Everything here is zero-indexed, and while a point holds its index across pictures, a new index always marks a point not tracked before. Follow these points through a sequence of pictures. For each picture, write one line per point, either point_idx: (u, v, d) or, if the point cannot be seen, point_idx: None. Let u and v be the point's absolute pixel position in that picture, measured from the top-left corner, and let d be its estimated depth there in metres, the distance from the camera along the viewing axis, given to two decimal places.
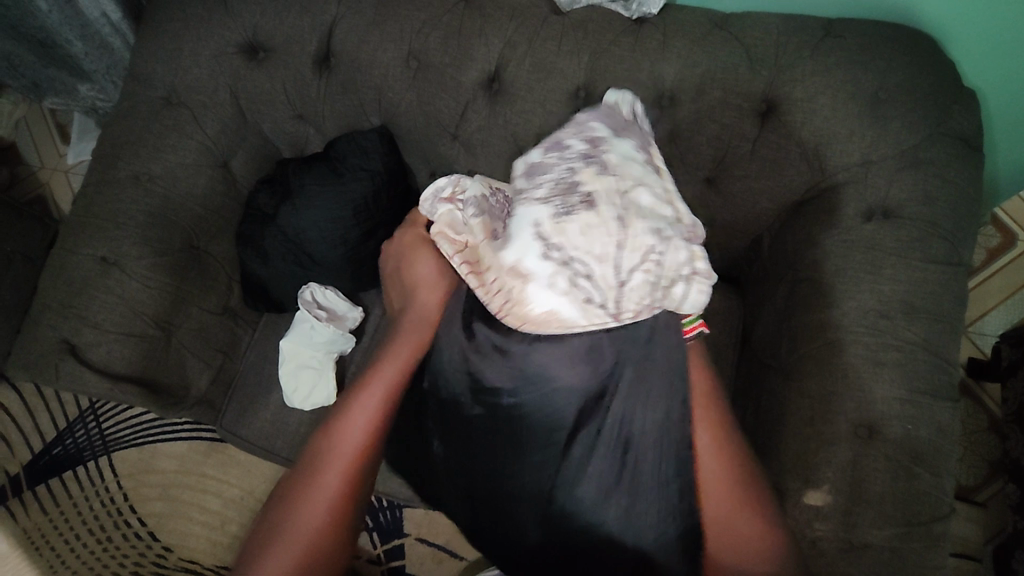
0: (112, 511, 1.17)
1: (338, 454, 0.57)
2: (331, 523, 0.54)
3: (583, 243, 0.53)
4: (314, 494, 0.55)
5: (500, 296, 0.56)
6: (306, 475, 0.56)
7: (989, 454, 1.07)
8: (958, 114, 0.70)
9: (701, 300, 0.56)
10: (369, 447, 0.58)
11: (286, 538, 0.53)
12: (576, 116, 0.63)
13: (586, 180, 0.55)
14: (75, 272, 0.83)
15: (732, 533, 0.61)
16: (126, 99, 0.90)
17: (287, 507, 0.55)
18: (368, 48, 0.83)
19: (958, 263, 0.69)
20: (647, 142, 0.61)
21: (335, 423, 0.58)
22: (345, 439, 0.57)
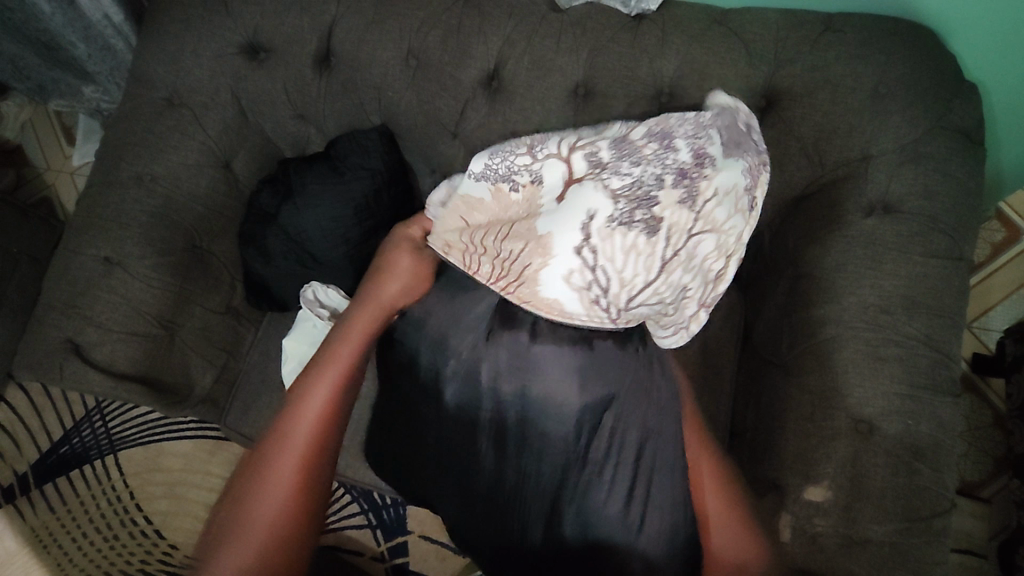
0: (118, 510, 1.18)
1: (286, 451, 0.60)
2: (276, 518, 0.57)
3: (619, 262, 0.56)
4: (262, 491, 0.58)
5: (515, 266, 0.59)
6: (266, 465, 0.59)
7: (994, 450, 1.06)
8: (958, 108, 0.70)
9: (676, 344, 0.63)
10: (315, 445, 0.61)
11: (234, 534, 0.56)
12: (700, 113, 0.61)
13: (664, 202, 0.56)
14: (79, 272, 0.84)
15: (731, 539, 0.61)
16: (128, 100, 0.91)
17: (251, 498, 0.57)
18: (367, 47, 0.83)
19: (959, 257, 0.69)
20: (757, 170, 0.60)
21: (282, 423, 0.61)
22: (292, 437, 0.60)
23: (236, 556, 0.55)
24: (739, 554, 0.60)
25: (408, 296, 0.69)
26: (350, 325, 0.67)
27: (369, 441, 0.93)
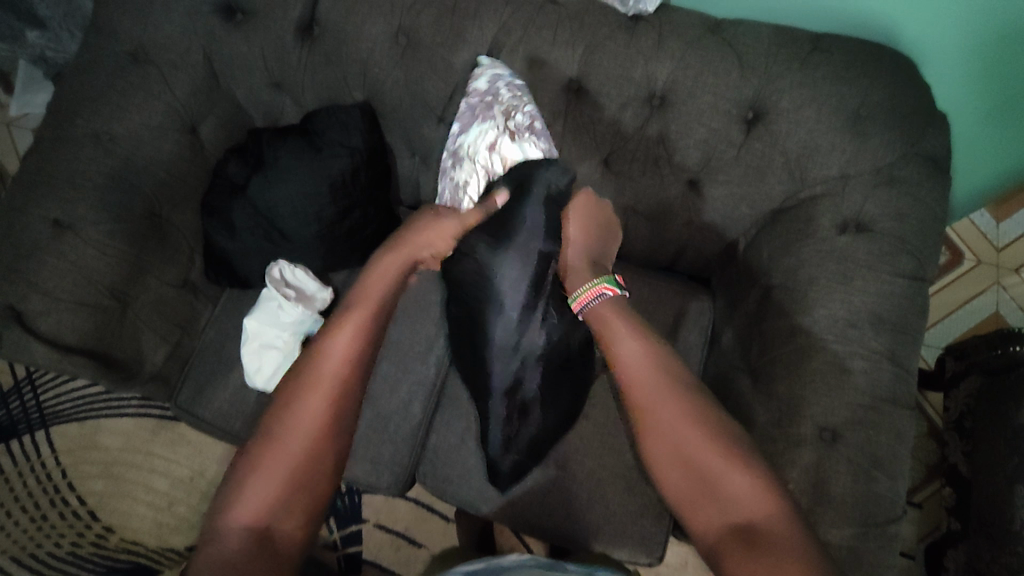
0: (48, 488, 1.12)
1: (324, 377, 0.65)
2: (318, 433, 0.62)
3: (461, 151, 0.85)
4: (306, 399, 0.64)
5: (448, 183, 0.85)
6: (252, 468, 0.59)
7: (928, 459, 1.14)
8: (931, 136, 0.73)
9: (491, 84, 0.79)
10: (347, 372, 0.67)
11: (290, 426, 0.62)
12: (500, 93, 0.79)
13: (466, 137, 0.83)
14: (23, 234, 0.77)
15: (696, 491, 0.61)
16: (87, 53, 0.84)
17: (209, 527, 0.57)
18: (355, 19, 0.80)
19: (924, 278, 0.72)
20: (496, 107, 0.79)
21: (316, 358, 0.67)
22: (328, 363, 0.67)
23: (299, 430, 0.62)
24: (727, 509, 0.58)
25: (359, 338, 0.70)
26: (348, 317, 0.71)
27: None
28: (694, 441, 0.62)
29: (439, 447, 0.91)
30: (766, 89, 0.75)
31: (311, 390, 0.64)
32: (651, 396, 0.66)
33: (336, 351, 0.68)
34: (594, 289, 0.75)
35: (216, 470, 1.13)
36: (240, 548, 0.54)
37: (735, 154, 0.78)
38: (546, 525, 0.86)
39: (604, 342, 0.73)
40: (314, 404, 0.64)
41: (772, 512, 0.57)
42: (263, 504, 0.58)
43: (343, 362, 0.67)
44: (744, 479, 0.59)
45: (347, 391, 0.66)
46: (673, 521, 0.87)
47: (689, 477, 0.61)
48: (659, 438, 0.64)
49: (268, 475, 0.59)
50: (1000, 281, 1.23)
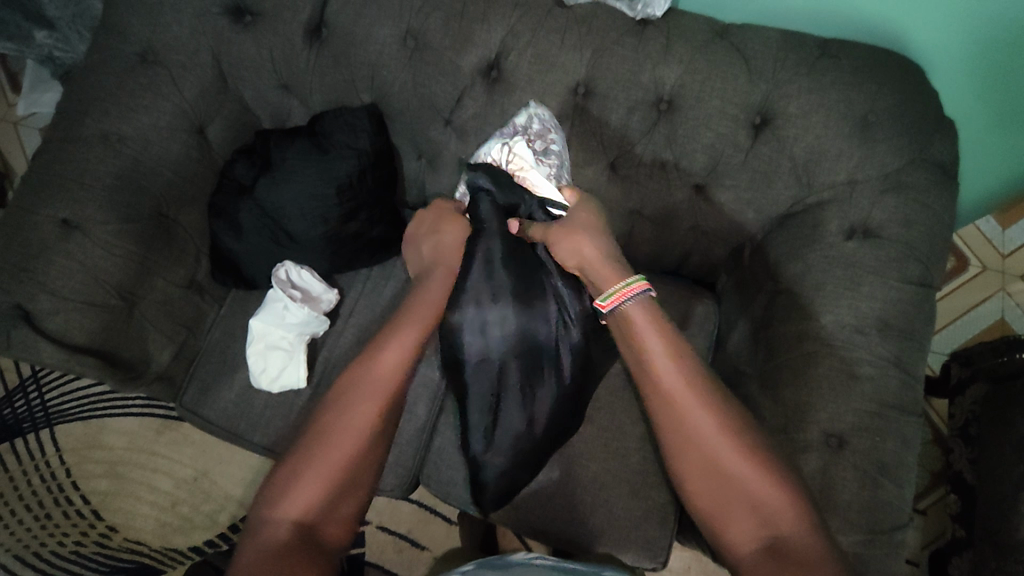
0: (52, 487, 1.12)
1: (378, 374, 0.66)
2: (369, 429, 0.63)
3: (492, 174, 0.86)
4: (358, 396, 0.64)
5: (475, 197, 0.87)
6: (302, 463, 0.60)
7: (933, 465, 1.14)
8: (939, 142, 0.73)
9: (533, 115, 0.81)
10: (402, 370, 0.67)
11: (342, 422, 0.63)
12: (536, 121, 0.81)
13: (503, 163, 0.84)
14: (32, 234, 0.77)
15: (721, 501, 0.59)
16: (96, 53, 0.85)
17: (252, 526, 0.57)
18: (363, 22, 0.80)
19: (931, 285, 0.72)
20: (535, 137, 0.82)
21: (373, 355, 0.67)
22: (383, 362, 0.67)
23: (350, 427, 0.62)
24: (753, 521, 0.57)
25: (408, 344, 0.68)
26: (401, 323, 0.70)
27: None
28: (729, 449, 0.60)
29: (443, 449, 0.91)
30: (774, 94, 0.75)
31: (367, 396, 0.64)
32: (682, 402, 0.61)
33: (386, 361, 0.67)
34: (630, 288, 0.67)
35: (220, 471, 1.13)
36: (286, 543, 0.55)
37: (742, 159, 0.78)
38: (550, 529, 0.86)
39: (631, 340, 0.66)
40: (366, 411, 0.64)
41: (792, 527, 0.56)
42: (308, 508, 0.58)
43: (398, 361, 0.67)
44: (774, 488, 0.58)
45: (398, 389, 0.66)
46: (677, 526, 0.87)
47: (718, 487, 0.60)
48: (685, 444, 0.61)
49: (318, 470, 0.59)
50: (1005, 288, 1.23)
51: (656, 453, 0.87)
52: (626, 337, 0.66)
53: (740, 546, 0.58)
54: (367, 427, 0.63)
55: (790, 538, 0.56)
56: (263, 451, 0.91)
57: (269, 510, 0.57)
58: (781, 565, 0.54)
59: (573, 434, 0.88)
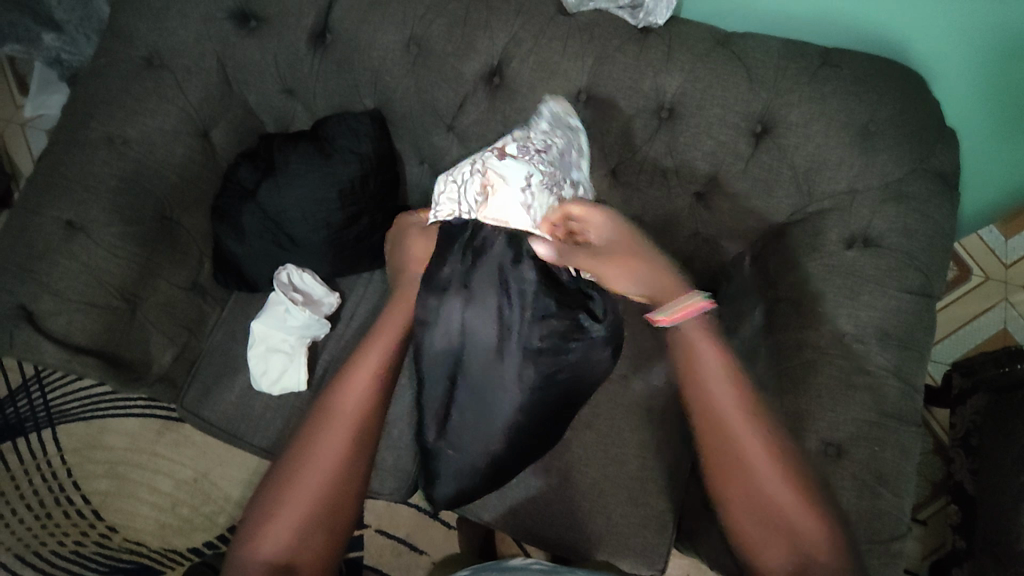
0: (53, 486, 1.13)
1: (346, 404, 0.62)
2: (342, 461, 0.60)
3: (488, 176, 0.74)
4: (329, 427, 0.61)
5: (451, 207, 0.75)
6: (279, 503, 0.58)
7: (934, 476, 1.14)
8: (940, 152, 0.73)
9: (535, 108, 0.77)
10: (374, 396, 0.63)
11: (313, 458, 0.60)
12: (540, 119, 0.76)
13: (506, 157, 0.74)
14: (36, 235, 0.78)
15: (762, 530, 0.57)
16: (103, 56, 0.86)
17: (246, 553, 0.58)
18: (367, 27, 0.81)
19: (931, 294, 0.72)
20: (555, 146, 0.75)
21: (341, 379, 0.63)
22: (351, 389, 0.63)
23: (323, 464, 0.59)
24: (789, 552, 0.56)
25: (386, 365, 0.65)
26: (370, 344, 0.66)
27: None
28: (768, 468, 0.57)
29: None
30: (775, 102, 0.75)
31: (337, 426, 0.61)
32: (739, 426, 0.59)
33: (367, 368, 0.64)
34: (687, 306, 0.64)
35: (220, 472, 1.13)
36: None
37: (743, 167, 0.78)
38: (548, 534, 0.86)
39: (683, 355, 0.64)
40: (337, 443, 0.60)
41: (823, 548, 0.56)
42: (292, 537, 0.58)
43: (368, 386, 0.63)
44: (803, 511, 0.57)
45: (370, 416, 0.63)
46: (676, 533, 0.87)
47: (751, 504, 0.57)
48: (727, 465, 0.58)
49: (296, 511, 0.58)
50: (1008, 298, 1.23)
51: (655, 459, 0.87)
52: (681, 357, 0.64)
53: (771, 568, 0.57)
54: (341, 459, 0.60)
55: (814, 555, 0.56)
56: (263, 454, 0.91)
57: (253, 552, 0.57)
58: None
59: (573, 440, 0.88)
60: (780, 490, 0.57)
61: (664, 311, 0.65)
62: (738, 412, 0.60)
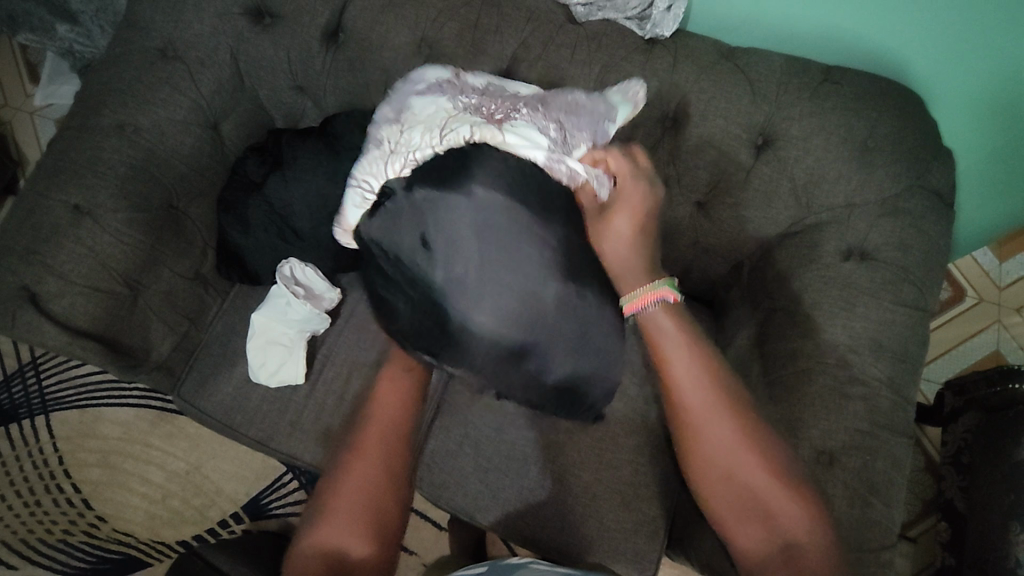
0: (44, 474, 1.12)
1: (368, 445, 0.68)
2: (372, 488, 0.66)
3: (373, 170, 0.67)
4: (358, 465, 0.67)
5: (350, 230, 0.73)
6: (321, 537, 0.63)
7: (924, 493, 1.14)
8: (936, 170, 0.74)
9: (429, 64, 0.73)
10: (391, 436, 0.69)
11: (345, 493, 0.65)
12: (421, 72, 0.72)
13: (385, 132, 0.68)
14: (44, 218, 0.79)
15: (740, 512, 0.60)
16: (118, 47, 0.87)
17: None
18: (380, 28, 0.83)
19: (925, 309, 0.73)
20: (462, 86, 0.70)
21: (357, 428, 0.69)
22: (369, 433, 0.69)
23: (356, 494, 0.65)
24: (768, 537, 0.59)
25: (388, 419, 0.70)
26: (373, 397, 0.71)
27: (331, 428, 0.91)
28: (742, 457, 0.60)
29: (437, 452, 0.92)
30: (777, 115, 0.77)
31: (366, 462, 0.67)
32: (709, 409, 0.60)
33: (385, 418, 0.70)
34: (650, 292, 0.62)
35: (212, 466, 1.13)
36: None
37: (744, 177, 0.79)
38: (540, 537, 0.86)
39: (654, 348, 0.63)
40: (366, 475, 0.66)
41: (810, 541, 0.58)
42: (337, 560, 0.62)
43: (382, 429, 0.69)
44: (780, 497, 0.59)
45: (394, 452, 0.68)
46: (666, 540, 0.87)
47: (731, 491, 0.60)
48: (697, 450, 0.61)
49: (336, 535, 0.63)
50: (1001, 320, 1.24)
51: (648, 465, 0.87)
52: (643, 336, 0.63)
53: (751, 546, 0.60)
54: (369, 487, 0.66)
55: (796, 534, 0.58)
56: (258, 446, 0.91)
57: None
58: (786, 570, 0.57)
59: (567, 442, 0.88)
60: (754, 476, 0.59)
61: (624, 299, 0.63)
62: (710, 397, 0.60)
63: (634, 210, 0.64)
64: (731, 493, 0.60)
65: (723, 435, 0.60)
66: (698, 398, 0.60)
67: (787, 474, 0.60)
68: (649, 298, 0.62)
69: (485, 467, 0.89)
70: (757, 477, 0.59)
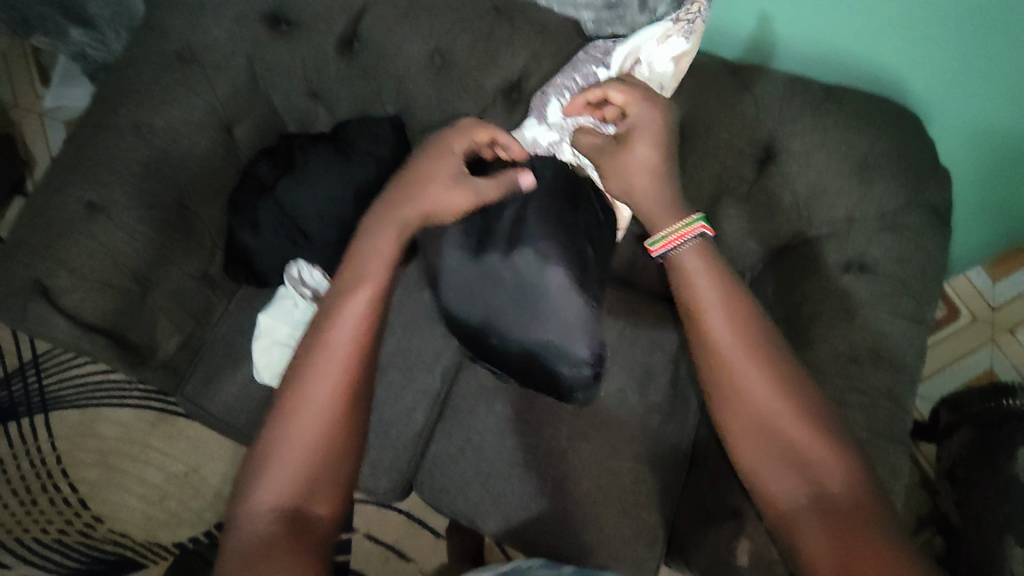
0: (41, 473, 1.12)
1: (330, 364, 0.59)
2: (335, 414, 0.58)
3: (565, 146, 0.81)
4: (321, 379, 0.58)
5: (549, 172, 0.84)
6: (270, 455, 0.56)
7: (919, 509, 1.15)
8: (934, 187, 0.76)
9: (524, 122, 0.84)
10: (355, 362, 0.60)
11: (306, 407, 0.57)
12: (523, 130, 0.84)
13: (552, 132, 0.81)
14: (58, 213, 0.80)
15: (771, 459, 0.57)
16: (136, 49, 0.89)
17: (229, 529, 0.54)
18: (395, 37, 0.84)
19: (922, 321, 0.74)
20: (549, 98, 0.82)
21: (324, 338, 0.60)
22: (333, 351, 0.60)
23: (316, 414, 0.57)
24: (804, 483, 0.55)
25: (353, 341, 0.61)
26: (344, 297, 0.62)
27: None
28: (769, 398, 0.58)
29: (439, 456, 0.93)
30: (780, 131, 0.79)
31: (325, 381, 0.58)
32: (737, 350, 0.60)
33: (345, 344, 0.60)
34: (690, 229, 0.65)
35: (211, 468, 1.13)
36: (265, 530, 0.53)
37: (747, 190, 0.82)
38: (541, 542, 0.86)
39: (684, 286, 0.64)
40: (324, 393, 0.58)
41: (846, 488, 0.54)
42: (288, 491, 0.55)
43: (347, 348, 0.60)
44: (813, 440, 0.56)
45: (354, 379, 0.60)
46: (665, 548, 0.88)
47: (761, 436, 0.58)
48: (727, 395, 0.60)
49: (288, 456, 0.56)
50: (995, 339, 1.26)
51: (650, 472, 0.87)
52: (676, 280, 0.65)
53: (781, 498, 0.57)
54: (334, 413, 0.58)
55: (833, 478, 0.55)
56: None
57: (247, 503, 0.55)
58: (823, 518, 0.53)
59: (569, 448, 0.88)
60: (783, 419, 0.57)
61: (656, 239, 0.66)
62: (743, 339, 0.60)
63: (654, 136, 0.70)
64: (767, 435, 0.58)
65: (751, 376, 0.59)
66: (728, 330, 0.61)
67: (820, 412, 0.58)
68: (680, 236, 0.65)
69: (486, 472, 0.90)
70: (792, 413, 0.57)
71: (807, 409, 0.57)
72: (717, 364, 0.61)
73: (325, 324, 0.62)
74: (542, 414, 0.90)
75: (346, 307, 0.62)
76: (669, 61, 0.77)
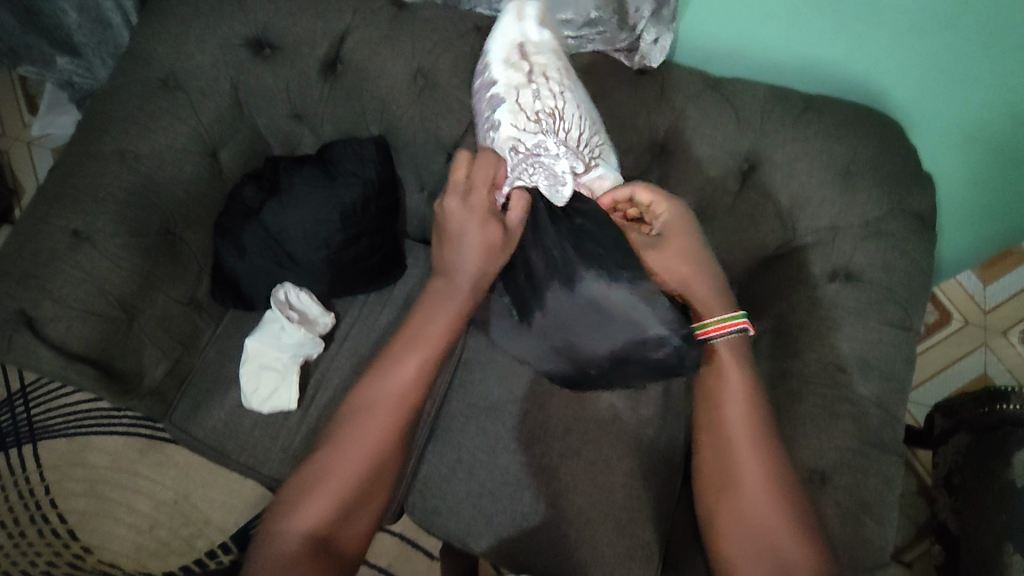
0: (29, 504, 1.10)
1: (384, 402, 0.67)
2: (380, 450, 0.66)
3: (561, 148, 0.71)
4: (373, 415, 0.67)
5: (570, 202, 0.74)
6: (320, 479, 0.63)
7: (917, 516, 1.15)
8: (917, 194, 0.77)
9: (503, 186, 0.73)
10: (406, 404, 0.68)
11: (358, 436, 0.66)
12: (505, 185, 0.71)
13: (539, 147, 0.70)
14: (42, 242, 0.80)
15: (751, 533, 0.65)
16: (120, 77, 0.89)
17: (262, 539, 0.61)
18: (377, 59, 0.85)
19: (911, 328, 0.74)
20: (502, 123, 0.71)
21: (384, 373, 0.68)
22: (391, 388, 0.68)
23: (364, 444, 0.65)
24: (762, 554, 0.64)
25: (409, 386, 0.68)
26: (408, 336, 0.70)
27: None
28: (759, 488, 0.65)
29: (431, 477, 0.92)
30: (762, 142, 0.79)
31: (378, 415, 0.67)
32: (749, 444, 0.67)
33: (399, 383, 0.68)
34: (728, 323, 0.69)
35: (202, 494, 1.12)
36: (299, 549, 0.60)
37: (731, 202, 0.82)
38: (535, 564, 0.84)
39: (714, 382, 0.70)
40: (376, 427, 0.66)
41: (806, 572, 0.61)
42: (324, 510, 0.62)
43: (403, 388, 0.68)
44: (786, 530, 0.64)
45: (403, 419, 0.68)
46: (661, 565, 0.87)
47: (748, 515, 0.66)
48: (724, 473, 0.68)
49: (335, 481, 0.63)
50: (987, 342, 1.26)
51: (643, 487, 0.87)
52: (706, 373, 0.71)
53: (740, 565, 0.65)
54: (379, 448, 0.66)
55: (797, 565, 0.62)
56: (249, 472, 0.90)
57: (286, 520, 0.62)
58: None
59: (561, 465, 0.88)
60: (763, 507, 0.65)
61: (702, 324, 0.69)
62: (755, 437, 0.67)
63: (683, 235, 0.70)
64: (748, 523, 0.65)
65: (753, 465, 0.66)
66: (748, 427, 0.68)
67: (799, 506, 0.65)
68: (723, 326, 0.69)
69: (479, 492, 0.89)
70: (778, 507, 0.64)
71: (790, 506, 0.65)
72: (725, 456, 0.68)
73: (389, 357, 0.69)
74: (533, 432, 0.90)
75: (407, 349, 0.69)
76: (539, 29, 0.74)
